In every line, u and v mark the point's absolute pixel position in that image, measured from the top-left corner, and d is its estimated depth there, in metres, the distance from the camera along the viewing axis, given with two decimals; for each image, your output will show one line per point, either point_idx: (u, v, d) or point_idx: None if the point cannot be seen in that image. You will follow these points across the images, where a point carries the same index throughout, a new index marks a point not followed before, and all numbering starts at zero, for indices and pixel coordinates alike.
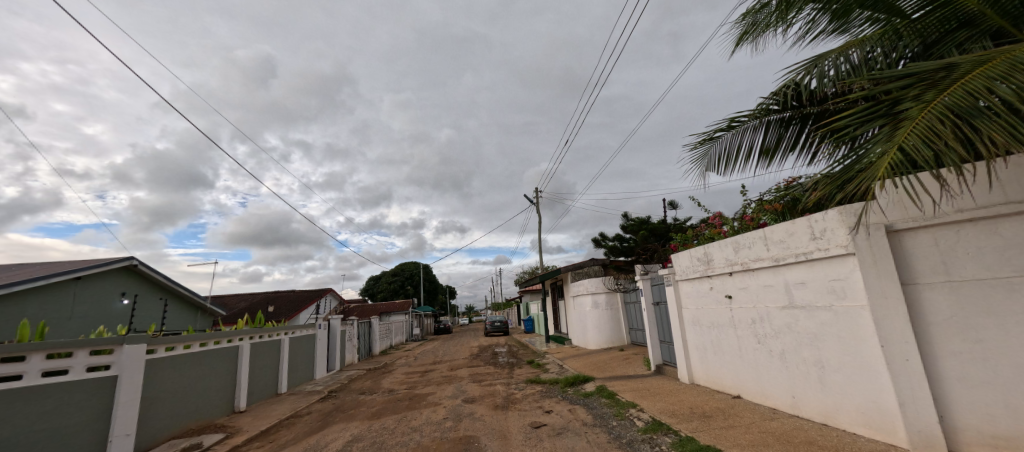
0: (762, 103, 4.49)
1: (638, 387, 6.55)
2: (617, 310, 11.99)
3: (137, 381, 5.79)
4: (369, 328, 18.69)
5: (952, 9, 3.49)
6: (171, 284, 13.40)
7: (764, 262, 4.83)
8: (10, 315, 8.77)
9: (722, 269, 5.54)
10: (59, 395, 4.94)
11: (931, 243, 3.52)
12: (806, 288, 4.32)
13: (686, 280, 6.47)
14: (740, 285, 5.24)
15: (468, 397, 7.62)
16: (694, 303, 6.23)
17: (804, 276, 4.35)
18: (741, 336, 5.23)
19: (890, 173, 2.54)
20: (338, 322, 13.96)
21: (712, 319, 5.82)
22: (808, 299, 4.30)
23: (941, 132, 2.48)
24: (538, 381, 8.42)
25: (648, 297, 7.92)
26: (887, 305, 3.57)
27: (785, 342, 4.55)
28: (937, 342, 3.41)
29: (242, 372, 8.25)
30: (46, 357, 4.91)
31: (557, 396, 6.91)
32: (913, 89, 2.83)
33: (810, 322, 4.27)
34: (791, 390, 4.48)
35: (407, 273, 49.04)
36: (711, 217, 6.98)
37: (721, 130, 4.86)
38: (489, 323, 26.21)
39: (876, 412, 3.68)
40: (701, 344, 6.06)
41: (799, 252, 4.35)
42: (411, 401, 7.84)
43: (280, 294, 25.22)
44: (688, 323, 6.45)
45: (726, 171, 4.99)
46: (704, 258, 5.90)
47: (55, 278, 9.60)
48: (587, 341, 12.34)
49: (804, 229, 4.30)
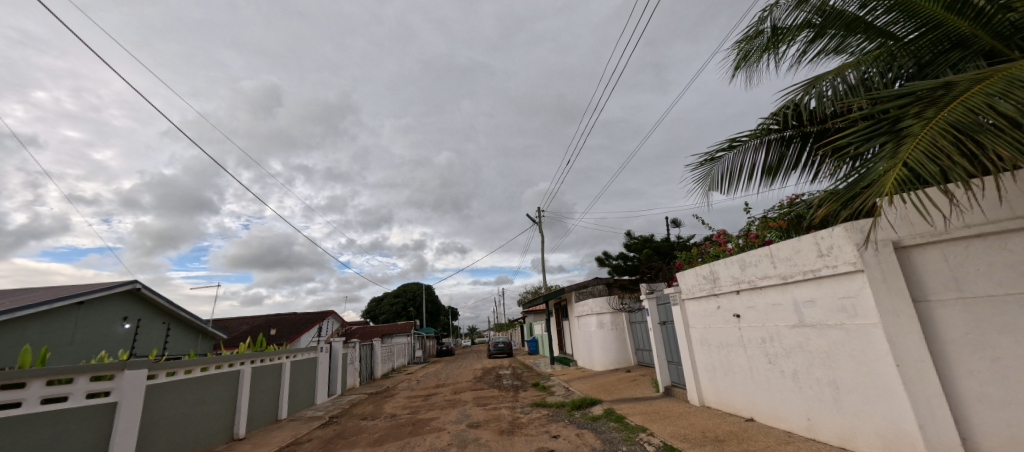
0: (762, 123, 4.51)
1: (647, 410, 6.39)
2: (623, 330, 11.76)
3: (137, 408, 5.72)
4: (371, 351, 18.49)
5: (943, 31, 3.53)
6: (172, 309, 13.37)
7: (771, 279, 4.68)
8: (12, 340, 8.78)
9: (728, 287, 5.44)
10: (59, 423, 4.88)
11: (940, 259, 3.49)
12: (816, 306, 4.16)
13: (693, 299, 6.37)
14: (748, 303, 5.12)
15: (473, 421, 7.47)
16: (702, 322, 6.12)
17: (812, 293, 4.20)
18: (751, 355, 5.06)
19: (898, 189, 2.56)
20: (340, 344, 13.79)
21: (720, 338, 5.68)
22: (818, 317, 4.14)
23: (944, 147, 2.51)
24: (544, 404, 8.25)
25: (654, 316, 7.84)
26: (901, 324, 3.45)
27: (797, 362, 4.37)
28: (953, 360, 3.34)
29: (243, 398, 8.10)
30: (47, 384, 4.87)
31: (564, 420, 6.76)
32: (912, 107, 2.87)
33: (822, 341, 4.10)
34: (806, 412, 4.28)
35: (410, 295, 48.75)
36: (715, 235, 6.95)
37: (722, 150, 4.84)
38: (492, 345, 25.95)
39: (896, 435, 3.50)
40: (711, 364, 5.89)
41: (807, 269, 4.20)
42: (414, 427, 7.69)
43: (281, 317, 25.04)
44: (697, 343, 6.30)
45: (729, 190, 4.96)
46: (710, 276, 5.83)
47: (57, 303, 9.63)
48: (593, 362, 12.15)
49: (810, 246, 4.17)
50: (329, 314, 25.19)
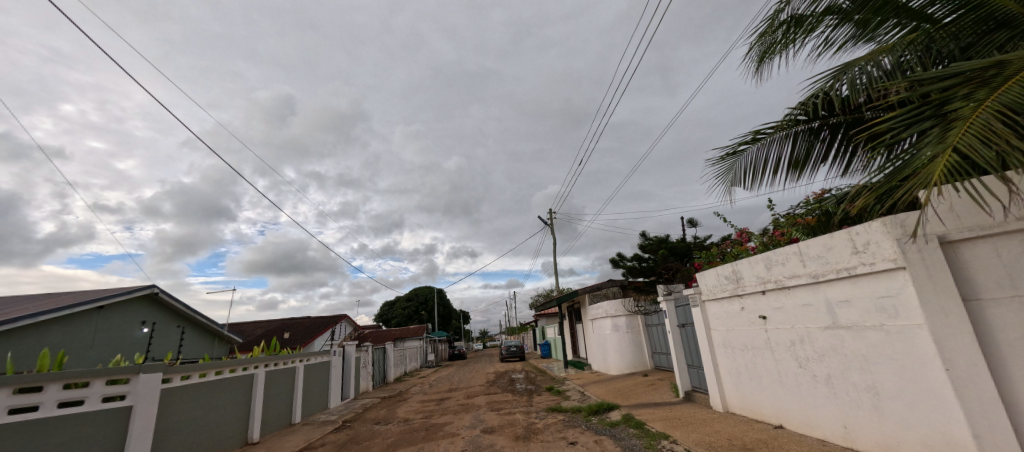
0: (788, 114, 4.27)
1: (667, 416, 6.15)
2: (639, 333, 11.55)
3: (151, 413, 5.69)
4: (383, 355, 18.47)
5: (987, 10, 3.28)
6: (190, 313, 13.54)
7: (800, 279, 4.43)
8: (33, 344, 8.94)
9: (752, 288, 5.19)
10: (75, 427, 4.88)
11: (992, 255, 3.20)
12: (851, 307, 3.90)
13: (714, 300, 6.13)
14: (774, 305, 4.87)
15: (488, 426, 7.32)
16: (724, 324, 5.87)
17: (846, 293, 3.93)
18: (779, 359, 4.80)
19: (948, 177, 2.38)
20: (353, 348, 13.77)
21: (744, 341, 5.43)
22: (854, 319, 3.87)
23: (1000, 130, 2.33)
24: (560, 409, 8.04)
25: (672, 319, 7.62)
26: (950, 325, 3.17)
27: (831, 366, 4.12)
28: (1010, 364, 3.01)
29: (257, 402, 8.07)
30: (63, 388, 4.88)
31: (581, 425, 6.56)
32: (960, 89, 2.67)
33: (858, 343, 3.83)
34: (842, 419, 4.02)
35: (420, 298, 48.87)
36: (738, 234, 6.71)
37: (745, 143, 4.62)
38: (505, 349, 25.77)
39: (945, 445, 3.22)
40: (735, 368, 5.64)
41: (840, 267, 3.93)
42: (427, 432, 7.56)
43: (295, 321, 25.22)
44: (719, 346, 6.06)
45: (753, 185, 4.73)
46: (733, 276, 5.58)
47: (77, 307, 9.79)
48: (609, 365, 11.90)
49: (844, 243, 3.91)
50: (342, 318, 25.33)
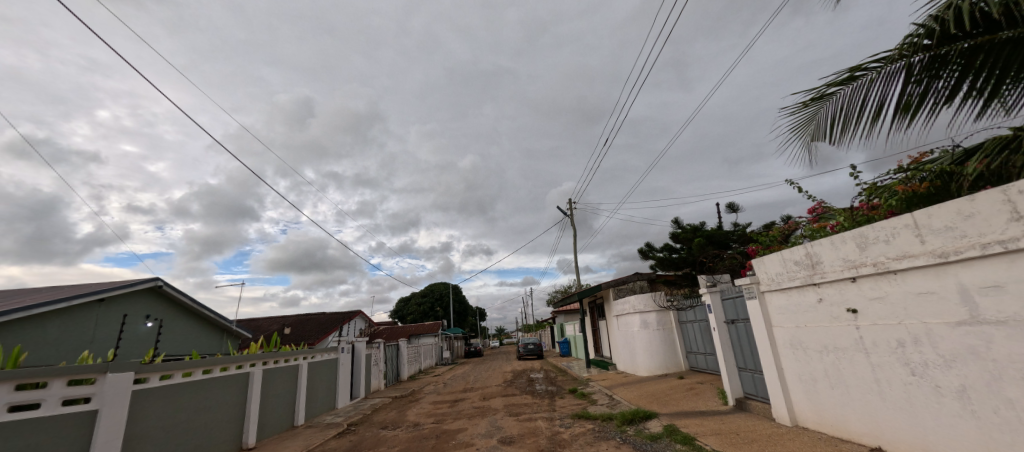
0: (906, 40, 3.24)
1: (720, 429, 5.14)
2: (671, 330, 10.48)
3: (120, 418, 4.98)
4: (396, 352, 17.79)
5: None
6: (196, 307, 13.04)
7: (915, 260, 3.38)
8: (28, 339, 8.42)
9: (836, 274, 4.15)
10: (27, 435, 4.18)
11: None
12: (1004, 295, 2.85)
13: (777, 291, 5.09)
14: (870, 295, 3.83)
15: (506, 436, 6.40)
16: (792, 320, 4.84)
17: (996, 275, 2.89)
18: (878, 363, 3.77)
19: None
20: (363, 345, 13.08)
21: (823, 341, 4.39)
22: (1009, 311, 2.83)
23: None
24: (587, 415, 7.08)
25: (718, 314, 6.59)
26: None
27: (969, 375, 3.08)
28: None
29: (253, 403, 7.37)
30: (14, 389, 4.17)
31: (616, 438, 5.58)
32: None
33: (1017, 345, 2.80)
34: (986, 447, 2.98)
35: (436, 295, 48.38)
36: (811, 209, 5.70)
37: (838, 85, 3.64)
38: (522, 346, 24.87)
39: None
40: (808, 374, 4.61)
41: (988, 241, 2.89)
42: (438, 440, 6.69)
43: (309, 317, 24.80)
44: (784, 346, 5.02)
45: (846, 137, 3.76)
46: (808, 260, 4.53)
47: (76, 300, 9.27)
48: (637, 366, 10.88)
49: (996, 206, 2.86)
50: (355, 314, 24.81)
